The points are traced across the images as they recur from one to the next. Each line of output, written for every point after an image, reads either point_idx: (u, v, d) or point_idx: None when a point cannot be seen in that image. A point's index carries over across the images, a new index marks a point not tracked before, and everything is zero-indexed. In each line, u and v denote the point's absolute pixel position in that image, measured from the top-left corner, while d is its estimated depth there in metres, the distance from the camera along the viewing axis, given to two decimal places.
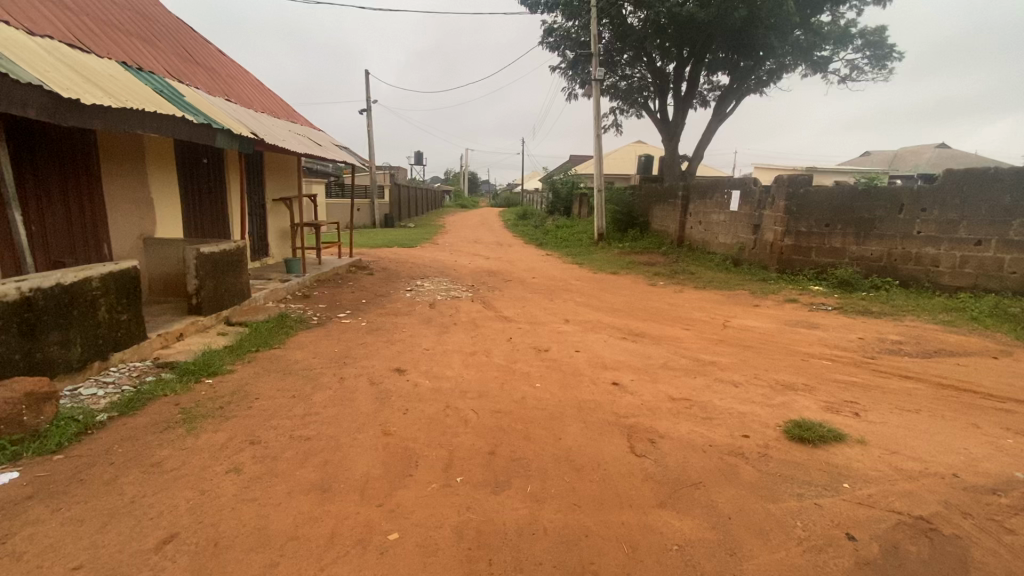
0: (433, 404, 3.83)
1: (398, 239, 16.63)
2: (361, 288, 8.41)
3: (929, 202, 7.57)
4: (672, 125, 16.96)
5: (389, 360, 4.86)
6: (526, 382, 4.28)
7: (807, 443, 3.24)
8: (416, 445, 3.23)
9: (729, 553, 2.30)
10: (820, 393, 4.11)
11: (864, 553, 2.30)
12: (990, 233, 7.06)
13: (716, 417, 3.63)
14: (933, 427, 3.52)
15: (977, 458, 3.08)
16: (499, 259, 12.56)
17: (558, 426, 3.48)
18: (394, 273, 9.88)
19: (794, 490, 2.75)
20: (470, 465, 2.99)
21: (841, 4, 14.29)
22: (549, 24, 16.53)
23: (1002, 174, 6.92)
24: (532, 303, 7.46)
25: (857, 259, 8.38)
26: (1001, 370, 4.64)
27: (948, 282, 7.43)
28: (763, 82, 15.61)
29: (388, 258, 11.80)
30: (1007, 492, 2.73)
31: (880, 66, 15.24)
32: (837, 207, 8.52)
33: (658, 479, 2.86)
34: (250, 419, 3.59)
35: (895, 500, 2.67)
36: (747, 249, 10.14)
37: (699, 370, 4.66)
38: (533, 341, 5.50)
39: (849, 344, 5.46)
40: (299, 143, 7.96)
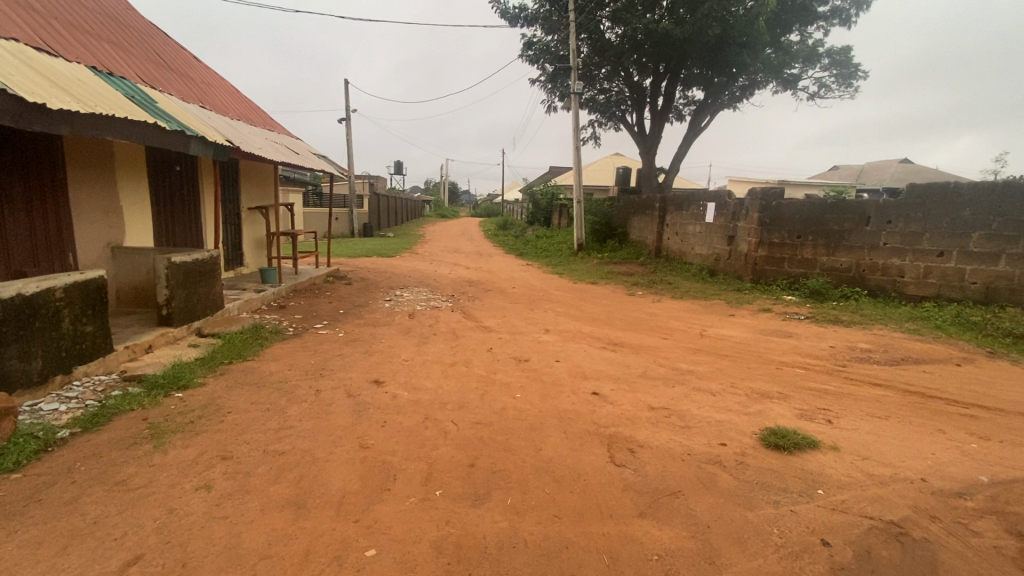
0: (412, 416, 3.78)
1: (377, 248, 16.47)
2: (338, 298, 8.28)
3: (894, 215, 7.85)
4: (649, 137, 17.29)
5: (367, 371, 4.78)
6: (506, 393, 4.26)
7: (782, 450, 3.29)
8: (394, 458, 3.18)
9: (709, 561, 2.32)
10: (794, 400, 4.20)
11: (838, 559, 2.34)
12: (951, 245, 7.36)
13: (694, 426, 3.67)
14: (901, 432, 3.62)
15: (944, 463, 3.18)
16: (478, 268, 12.55)
17: (539, 436, 3.47)
18: (373, 283, 9.77)
19: (770, 497, 2.79)
20: (449, 479, 2.95)
21: (809, 23, 14.85)
22: (528, 37, 16.79)
23: (961, 189, 7.23)
24: (512, 313, 7.46)
25: (827, 270, 8.62)
26: (964, 377, 4.82)
27: (913, 292, 7.71)
28: (736, 97, 16.06)
29: (367, 268, 11.68)
30: (973, 495, 2.82)
31: (846, 84, 15.84)
32: (808, 219, 8.77)
33: (638, 488, 2.87)
34: (222, 434, 3.49)
35: (867, 504, 2.73)
36: (723, 260, 10.36)
37: (677, 379, 4.72)
38: (513, 352, 5.49)
39: (821, 352, 5.60)
40: (277, 152, 7.86)
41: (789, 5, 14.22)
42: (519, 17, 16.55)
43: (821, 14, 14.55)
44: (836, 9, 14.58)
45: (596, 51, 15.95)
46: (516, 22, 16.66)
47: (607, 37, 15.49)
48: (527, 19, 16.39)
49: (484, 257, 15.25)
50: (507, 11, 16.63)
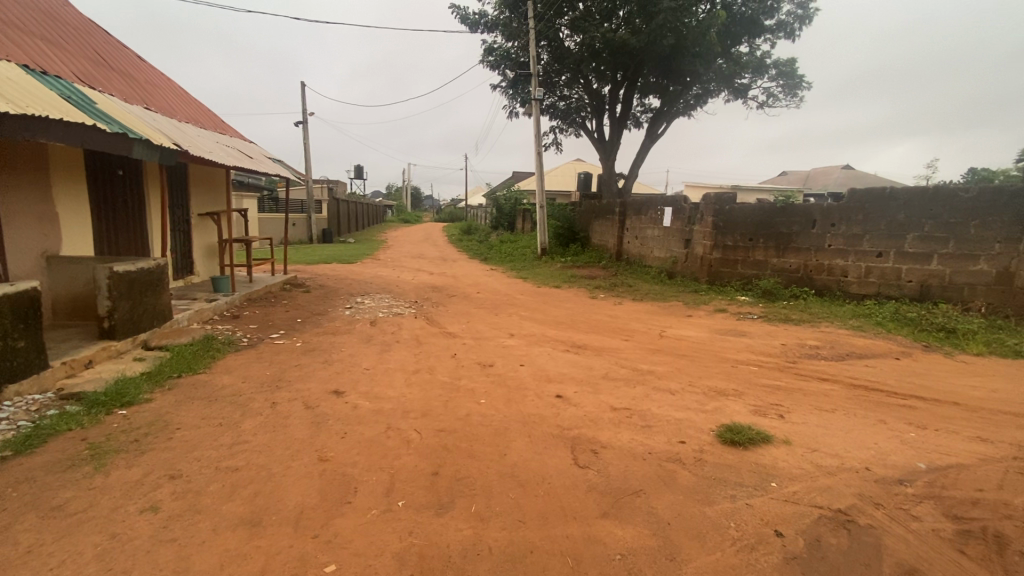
0: (374, 426, 3.70)
1: (337, 255, 16.07)
2: (296, 307, 8.03)
3: (838, 218, 8.30)
4: (609, 143, 17.65)
5: (327, 382, 4.65)
6: (470, 399, 4.23)
7: (738, 445, 3.41)
8: (355, 470, 3.10)
9: (669, 557, 2.37)
10: (749, 397, 4.36)
11: (791, 549, 2.43)
12: (888, 245, 7.83)
13: (654, 425, 3.75)
14: (847, 424, 3.81)
15: (886, 452, 3.37)
16: (442, 274, 12.46)
17: (503, 441, 3.46)
18: (332, 290, 9.54)
19: (727, 492, 2.88)
20: (413, 488, 2.90)
21: (757, 36, 15.56)
22: (489, 43, 16.87)
23: (896, 193, 7.73)
24: (476, 319, 7.43)
25: (777, 271, 9.01)
26: (903, 369, 5.14)
27: (856, 290, 8.16)
28: (691, 105, 16.63)
29: (326, 275, 11.39)
30: (912, 481, 3.00)
31: (792, 94, 16.67)
32: (758, 222, 9.14)
33: (601, 489, 2.91)
34: (170, 452, 3.31)
35: (817, 495, 2.85)
36: (680, 263, 10.67)
37: (639, 379, 4.81)
38: (477, 357, 5.47)
39: (774, 349, 5.85)
40: (228, 156, 7.57)
41: (737, 18, 14.88)
42: (479, 23, 16.63)
43: (768, 27, 15.29)
44: (782, 23, 15.35)
45: (556, 59, 16.20)
46: (477, 28, 16.72)
47: (566, 45, 15.79)
48: (487, 25, 16.48)
49: (447, 262, 15.16)
50: (467, 17, 16.68)
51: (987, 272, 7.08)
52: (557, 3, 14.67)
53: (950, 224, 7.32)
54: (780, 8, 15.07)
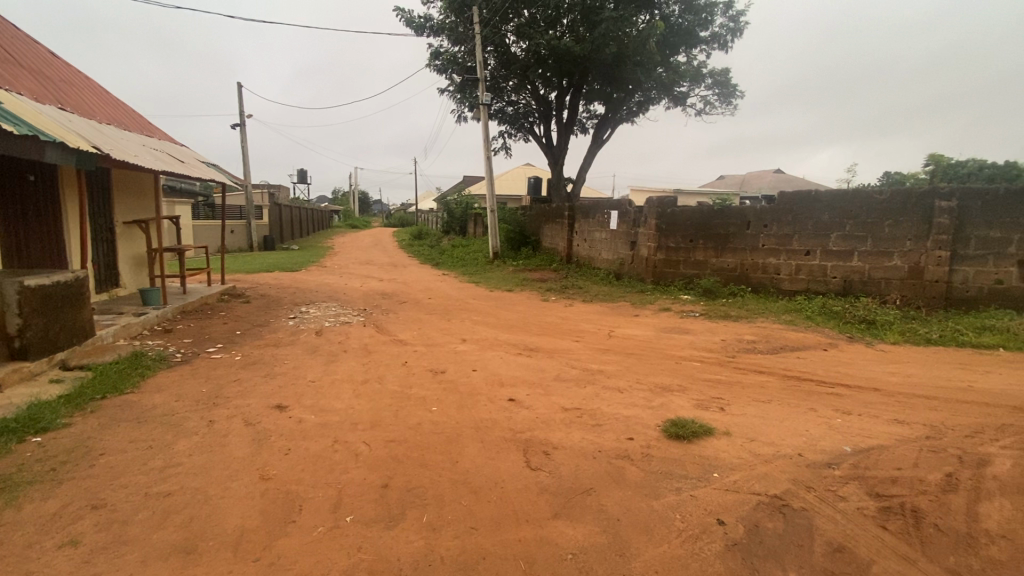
0: (320, 440, 3.57)
1: (280, 262, 15.42)
2: (235, 318, 7.64)
3: (769, 219, 8.81)
4: (557, 149, 17.94)
5: (269, 396, 4.44)
6: (422, 407, 4.17)
7: (682, 439, 3.54)
8: (301, 487, 2.98)
9: (619, 553, 2.43)
10: (692, 392, 4.54)
11: (732, 536, 2.55)
12: (815, 244, 8.39)
13: (604, 423, 3.83)
14: (782, 414, 4.05)
15: (816, 438, 3.60)
16: (391, 280, 12.22)
17: (455, 449, 3.43)
18: (275, 300, 9.14)
19: (672, 485, 2.98)
20: (361, 502, 2.82)
21: (693, 46, 16.31)
22: (435, 47, 16.78)
23: (820, 196, 8.30)
24: (427, 325, 7.34)
25: (716, 270, 9.44)
26: (830, 360, 5.52)
27: (787, 287, 8.69)
28: (634, 112, 17.20)
29: (268, 284, 10.90)
30: (839, 464, 3.22)
31: (727, 102, 17.57)
32: (698, 224, 9.56)
33: (553, 490, 2.94)
34: (93, 480, 3.06)
35: (754, 482, 3.00)
36: (627, 264, 11.00)
37: (588, 379, 4.91)
38: (428, 364, 5.40)
39: (714, 345, 6.13)
40: (157, 159, 7.11)
41: (675, 29, 15.55)
42: (425, 27, 16.50)
43: (703, 39, 16.07)
44: (715, 35, 16.17)
45: (502, 64, 16.33)
46: (422, 31, 16.58)
47: (512, 51, 15.95)
48: (433, 29, 16.38)
49: (397, 268, 14.91)
50: (412, 20, 16.52)
51: (900, 268, 7.74)
52: (502, 10, 14.79)
53: (867, 224, 7.94)
54: (713, 20, 15.85)
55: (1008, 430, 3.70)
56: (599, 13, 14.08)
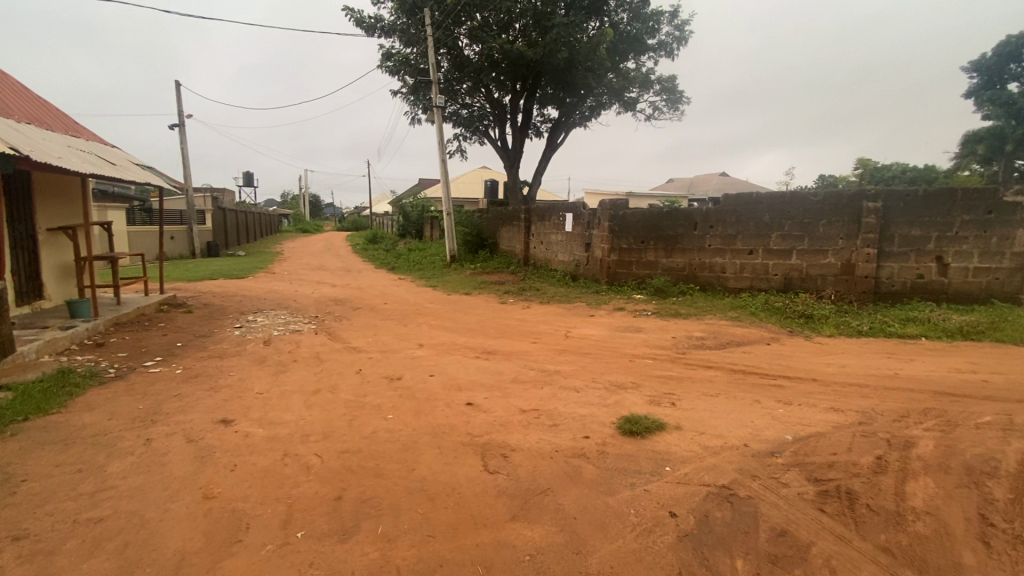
0: (268, 454, 3.43)
1: (225, 269, 14.72)
2: (175, 329, 7.23)
3: (714, 220, 9.19)
4: (512, 152, 18.05)
5: (213, 411, 4.22)
6: (377, 416, 4.08)
7: (636, 435, 3.63)
8: (248, 504, 2.86)
9: (576, 552, 2.46)
10: (645, 388, 4.67)
11: (683, 527, 2.64)
12: (757, 244, 8.82)
13: (561, 423, 3.88)
14: (729, 406, 4.22)
15: (761, 428, 3.77)
16: (345, 285, 11.92)
17: (411, 456, 3.38)
18: (219, 309, 8.73)
19: (627, 480, 3.05)
20: (313, 516, 2.73)
21: (642, 53, 16.82)
22: (386, 48, 16.50)
23: (761, 198, 8.73)
24: (382, 330, 7.20)
25: (666, 270, 9.75)
26: (772, 353, 5.82)
27: (733, 285, 9.08)
28: (586, 117, 17.54)
29: (212, 293, 10.39)
30: (782, 452, 3.40)
31: (674, 108, 18.21)
32: (649, 225, 9.85)
33: (510, 492, 2.94)
34: (12, 509, 2.81)
35: (704, 474, 3.12)
36: (582, 266, 11.19)
37: (546, 380, 4.95)
38: (383, 371, 5.29)
39: (666, 342, 6.34)
40: (85, 161, 6.65)
41: (624, 36, 15.99)
42: (375, 28, 16.22)
43: (651, 46, 16.60)
44: (662, 43, 16.73)
45: (456, 67, 16.30)
46: (373, 32, 16.29)
47: (465, 54, 15.95)
48: (383, 30, 16.12)
49: (351, 273, 14.55)
50: (362, 19, 16.20)
51: (834, 265, 8.25)
52: (454, 12, 14.75)
53: (804, 225, 8.42)
54: (660, 29, 16.40)
55: (929, 413, 4.02)
56: (550, 18, 14.30)
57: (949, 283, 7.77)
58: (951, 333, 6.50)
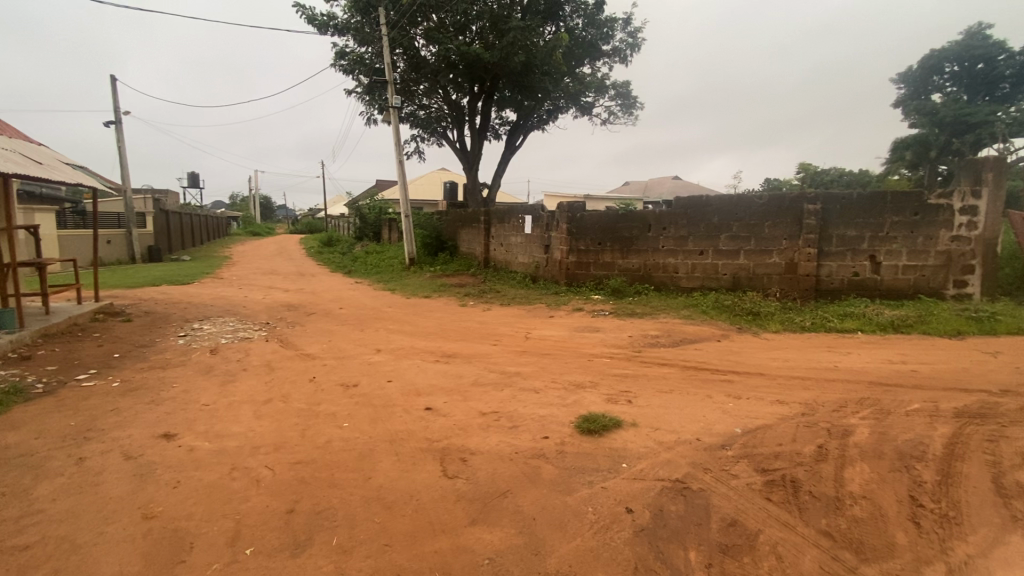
0: (215, 469, 3.27)
1: (168, 275, 13.95)
2: (112, 339, 6.80)
3: (667, 222, 9.47)
4: (470, 154, 18.00)
5: (154, 425, 3.99)
6: (331, 424, 3.96)
7: (593, 434, 3.69)
8: (193, 521, 2.72)
9: (534, 553, 2.48)
10: (603, 387, 4.76)
11: (639, 522, 2.71)
12: (707, 245, 9.16)
13: (521, 425, 3.89)
14: (683, 402, 4.36)
15: (712, 422, 3.92)
16: (298, 290, 11.54)
17: (368, 464, 3.31)
18: (162, 317, 8.26)
19: (585, 479, 3.10)
20: (264, 531, 2.63)
21: (597, 59, 17.18)
22: (340, 47, 16.11)
23: (710, 201, 9.07)
24: (337, 336, 7.02)
25: (623, 271, 9.97)
26: (723, 349, 6.06)
27: (685, 284, 9.39)
28: (544, 120, 17.72)
29: (153, 300, 9.82)
30: (732, 445, 3.53)
31: (628, 113, 18.68)
32: (606, 227, 10.04)
33: (469, 497, 2.93)
34: None
35: (659, 469, 3.20)
36: (542, 267, 11.29)
37: (505, 382, 4.95)
38: (338, 378, 5.15)
39: (622, 341, 6.48)
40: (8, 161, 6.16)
41: (579, 42, 16.27)
42: (328, 26, 15.81)
43: (605, 52, 16.97)
44: (616, 49, 17.14)
45: (412, 67, 16.10)
46: (326, 30, 15.86)
47: (422, 55, 15.79)
48: (337, 28, 15.73)
49: (304, 277, 14.10)
50: (314, 17, 15.77)
51: (778, 264, 8.67)
52: (410, 12, 14.58)
53: (750, 226, 8.81)
54: (614, 35, 16.79)
55: (865, 403, 4.28)
56: (507, 22, 14.37)
57: (881, 280, 8.30)
58: (883, 327, 6.95)
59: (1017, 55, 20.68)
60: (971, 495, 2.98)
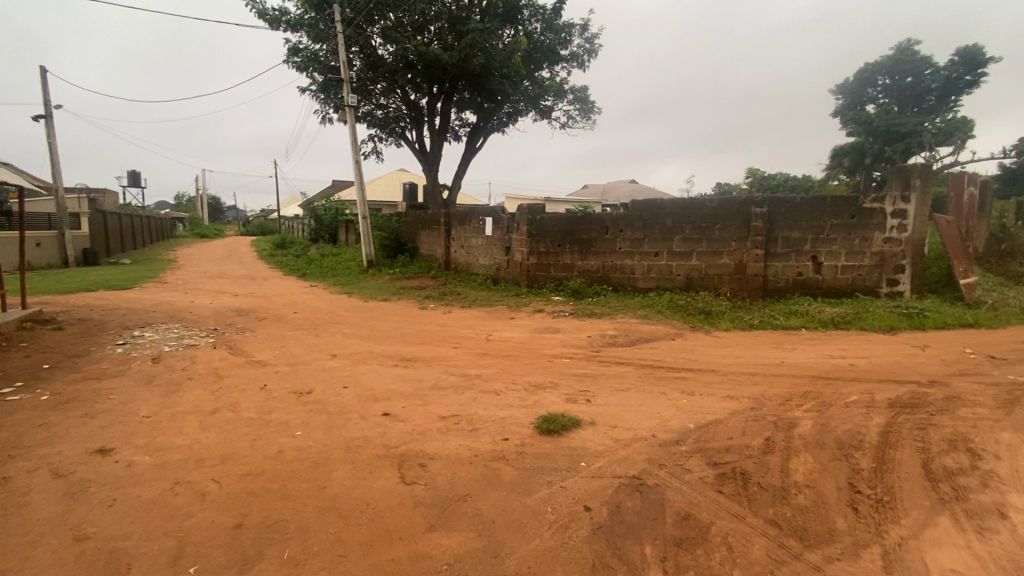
0: (156, 484, 3.09)
1: (105, 279, 13.10)
2: (41, 349, 6.32)
3: (624, 225, 9.68)
4: (430, 155, 17.83)
5: (87, 440, 3.73)
6: (283, 433, 3.82)
7: (553, 434, 3.73)
8: (132, 541, 2.56)
9: (493, 556, 2.48)
10: (562, 387, 4.80)
11: (597, 519, 2.75)
12: (662, 247, 9.42)
13: (481, 427, 3.88)
14: (640, 400, 4.46)
15: (667, 419, 4.02)
16: (249, 294, 11.09)
17: (323, 474, 3.21)
18: (98, 324, 7.75)
19: (544, 479, 3.12)
20: (209, 548, 2.51)
21: (555, 63, 17.38)
22: (292, 43, 15.62)
23: (664, 204, 9.34)
24: (291, 342, 6.79)
25: (582, 272, 10.12)
26: (677, 347, 6.25)
27: (641, 285, 9.63)
28: (503, 122, 17.77)
29: (89, 306, 9.20)
30: (685, 440, 3.64)
31: (587, 117, 18.98)
32: (565, 229, 10.17)
33: (428, 502, 2.89)
34: None
35: (616, 466, 3.27)
36: (503, 269, 11.32)
37: (466, 385, 4.93)
38: (291, 385, 4.98)
39: (582, 341, 6.58)
40: None
41: (538, 46, 16.40)
42: (281, 21, 15.30)
43: (563, 57, 17.20)
44: (574, 54, 17.40)
45: (369, 66, 15.79)
46: (278, 25, 15.33)
47: (379, 54, 15.51)
48: (289, 23, 15.23)
49: (256, 281, 13.57)
50: (265, 11, 15.23)
51: (729, 265, 9.02)
52: (366, 10, 14.31)
53: (702, 228, 9.12)
54: (572, 40, 17.04)
55: (809, 396, 4.51)
56: (465, 23, 14.33)
57: (823, 279, 8.78)
58: (824, 324, 7.35)
59: (941, 70, 22.41)
60: (904, 480, 3.19)
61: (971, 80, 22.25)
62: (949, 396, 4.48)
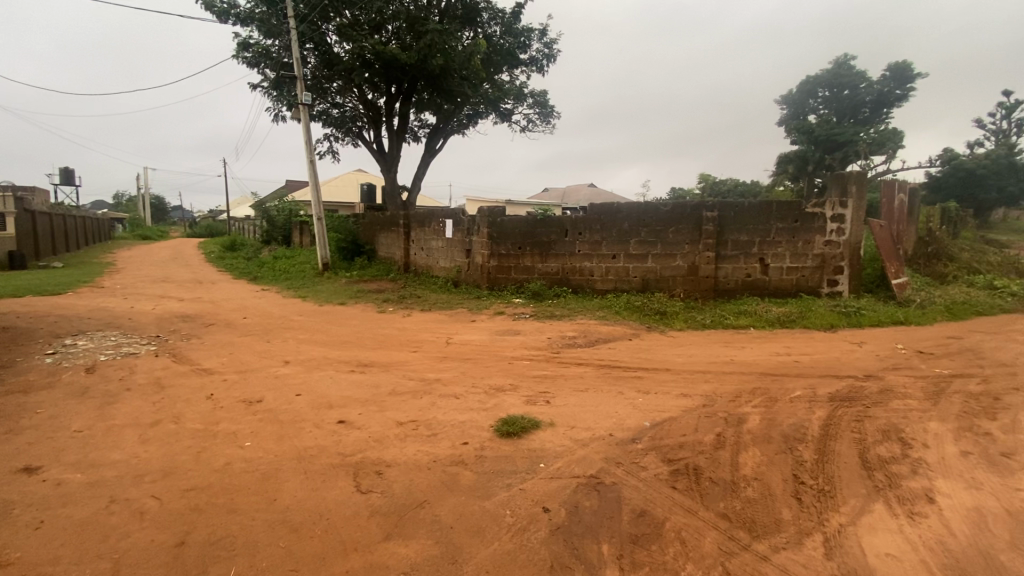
0: (90, 503, 2.89)
1: (35, 284, 12.16)
2: None
3: (582, 227, 9.84)
4: (388, 156, 17.55)
5: (8, 459, 3.43)
6: (231, 444, 3.66)
7: (512, 436, 3.73)
8: (59, 566, 2.38)
9: (451, 562, 2.46)
10: (522, 389, 4.81)
11: (555, 520, 2.77)
12: (620, 249, 9.63)
13: (440, 432, 3.84)
14: (597, 400, 4.53)
15: (624, 418, 4.10)
16: (196, 299, 10.55)
17: (274, 485, 3.09)
18: (25, 333, 7.18)
19: (503, 481, 3.12)
20: (148, 570, 2.37)
21: (515, 67, 17.48)
22: (242, 37, 15.03)
23: (621, 208, 9.56)
24: (241, 348, 6.50)
25: (542, 275, 10.20)
26: (634, 347, 6.39)
27: (600, 286, 9.80)
28: (463, 125, 17.72)
29: (14, 313, 8.51)
30: (641, 438, 3.73)
31: (546, 121, 19.18)
32: (525, 232, 10.22)
33: (385, 510, 2.84)
34: None
35: (574, 466, 3.30)
36: (463, 271, 11.26)
37: (425, 389, 4.86)
38: (240, 394, 4.77)
39: (542, 343, 6.62)
40: None
41: (497, 49, 16.45)
42: (229, 14, 14.70)
43: (523, 60, 17.33)
44: (533, 59, 17.56)
45: (324, 64, 15.40)
46: (226, 18, 14.72)
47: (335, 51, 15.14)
48: (239, 17, 14.66)
49: (203, 285, 12.93)
50: (212, 4, 14.60)
51: (682, 267, 9.32)
52: (320, 6, 13.96)
53: (657, 231, 9.38)
54: (531, 45, 17.21)
55: (756, 392, 4.71)
56: (424, 24, 14.21)
57: (770, 280, 9.19)
58: (771, 322, 7.70)
59: (874, 85, 23.96)
60: (843, 469, 3.38)
61: (901, 94, 23.88)
62: (882, 389, 4.79)
